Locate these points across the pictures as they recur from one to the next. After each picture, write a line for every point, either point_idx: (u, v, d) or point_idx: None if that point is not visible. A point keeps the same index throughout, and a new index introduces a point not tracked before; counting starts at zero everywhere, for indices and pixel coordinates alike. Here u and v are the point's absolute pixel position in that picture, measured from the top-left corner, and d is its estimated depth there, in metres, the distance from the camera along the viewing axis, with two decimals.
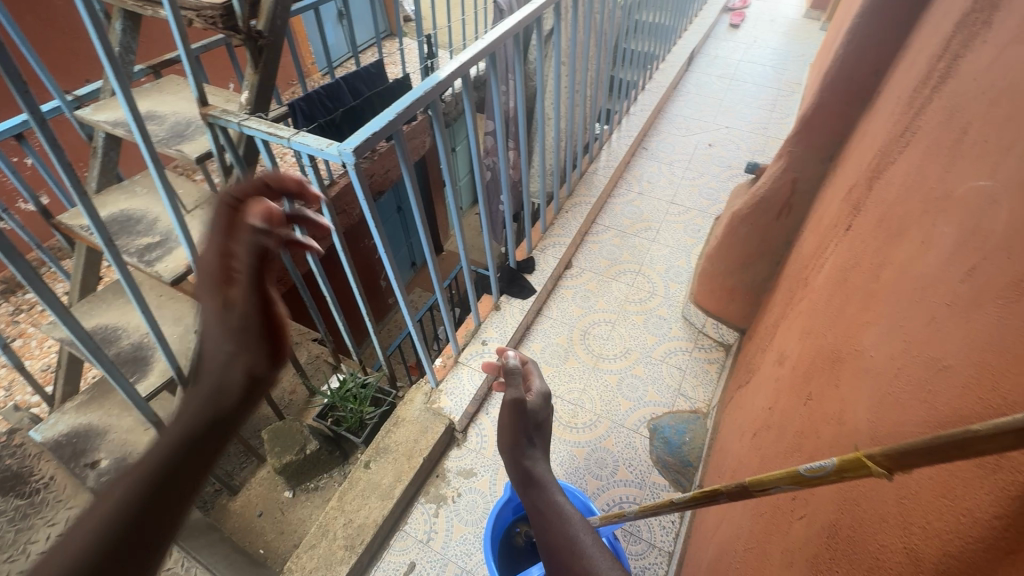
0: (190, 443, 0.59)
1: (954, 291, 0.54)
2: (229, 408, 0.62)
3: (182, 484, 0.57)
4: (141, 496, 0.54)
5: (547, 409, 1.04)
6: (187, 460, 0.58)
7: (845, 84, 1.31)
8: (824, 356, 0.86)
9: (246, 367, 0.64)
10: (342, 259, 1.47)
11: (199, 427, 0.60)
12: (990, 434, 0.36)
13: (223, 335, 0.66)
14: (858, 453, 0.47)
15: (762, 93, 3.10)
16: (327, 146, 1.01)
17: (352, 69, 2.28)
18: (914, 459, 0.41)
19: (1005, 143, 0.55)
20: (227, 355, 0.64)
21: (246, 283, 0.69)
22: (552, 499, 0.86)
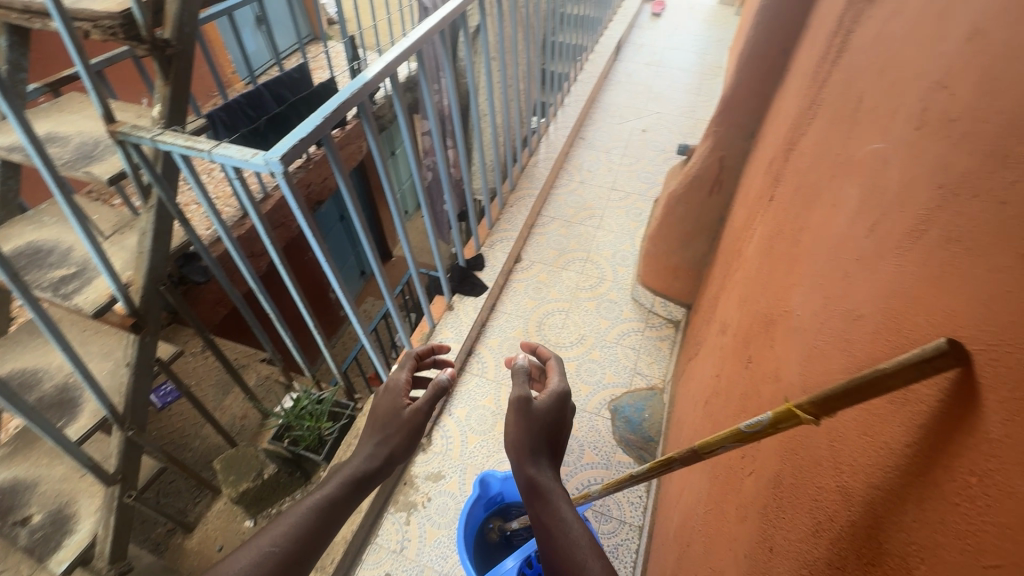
0: (360, 478, 0.85)
1: (862, 245, 0.58)
2: (379, 464, 0.88)
3: (346, 506, 0.81)
4: (331, 498, 0.80)
5: (561, 410, 0.97)
6: (355, 489, 0.83)
7: (758, 65, 1.39)
8: (760, 321, 0.91)
9: (393, 448, 0.92)
10: (282, 274, 1.41)
11: (368, 470, 0.86)
12: (894, 369, 0.39)
13: (387, 420, 0.95)
14: (789, 405, 0.51)
15: (687, 78, 3.23)
16: (251, 155, 0.96)
17: (274, 75, 2.19)
18: (834, 404, 0.45)
19: (893, 107, 0.60)
20: (386, 436, 0.92)
21: (419, 404, 0.98)
22: (557, 513, 0.77)
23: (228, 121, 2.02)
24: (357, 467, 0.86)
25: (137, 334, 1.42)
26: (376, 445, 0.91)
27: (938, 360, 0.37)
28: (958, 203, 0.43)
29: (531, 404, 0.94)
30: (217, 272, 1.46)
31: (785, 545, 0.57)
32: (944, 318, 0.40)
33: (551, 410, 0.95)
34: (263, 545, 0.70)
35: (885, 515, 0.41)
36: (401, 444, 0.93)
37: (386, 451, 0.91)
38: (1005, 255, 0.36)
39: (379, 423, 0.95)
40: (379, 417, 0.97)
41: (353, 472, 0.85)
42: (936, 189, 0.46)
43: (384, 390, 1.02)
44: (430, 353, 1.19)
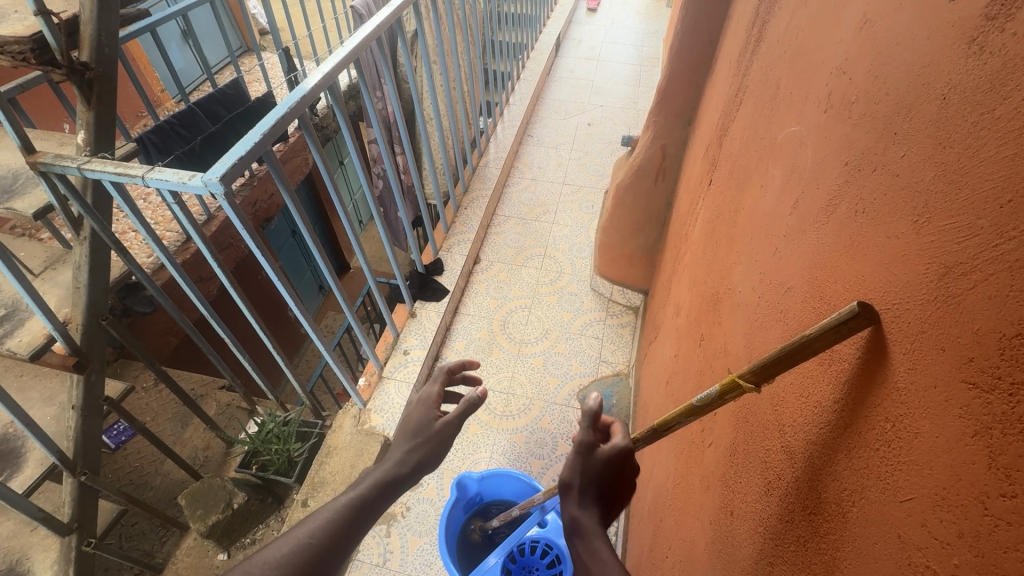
0: (388, 480, 0.85)
1: (788, 222, 0.63)
2: (406, 467, 0.89)
3: (373, 506, 0.82)
4: (360, 499, 0.81)
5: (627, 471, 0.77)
6: (384, 488, 0.84)
7: (688, 56, 1.45)
8: (708, 300, 0.96)
9: (424, 456, 0.91)
10: (234, 296, 1.36)
11: (398, 472, 0.87)
12: (817, 334, 0.43)
13: (418, 429, 0.94)
14: (733, 377, 0.55)
15: (626, 70, 3.32)
16: (189, 178, 0.93)
17: (205, 92, 2.11)
18: (769, 371, 0.49)
19: (805, 93, 0.65)
20: (415, 444, 0.91)
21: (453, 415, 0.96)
22: (598, 556, 0.64)
23: (161, 143, 1.94)
24: (388, 470, 0.87)
25: (80, 374, 1.34)
26: (406, 451, 0.90)
27: (853, 321, 0.41)
28: (860, 179, 0.47)
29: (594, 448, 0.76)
30: (163, 300, 1.40)
31: (744, 507, 0.61)
32: (857, 284, 0.44)
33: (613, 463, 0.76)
34: (301, 535, 0.70)
35: (822, 468, 0.45)
36: (430, 449, 0.92)
37: (415, 457, 0.90)
38: (898, 223, 0.40)
39: (410, 430, 0.94)
40: (409, 425, 0.95)
41: (385, 473, 0.86)
42: (844, 166, 0.51)
43: (416, 401, 1.00)
44: (462, 368, 1.10)
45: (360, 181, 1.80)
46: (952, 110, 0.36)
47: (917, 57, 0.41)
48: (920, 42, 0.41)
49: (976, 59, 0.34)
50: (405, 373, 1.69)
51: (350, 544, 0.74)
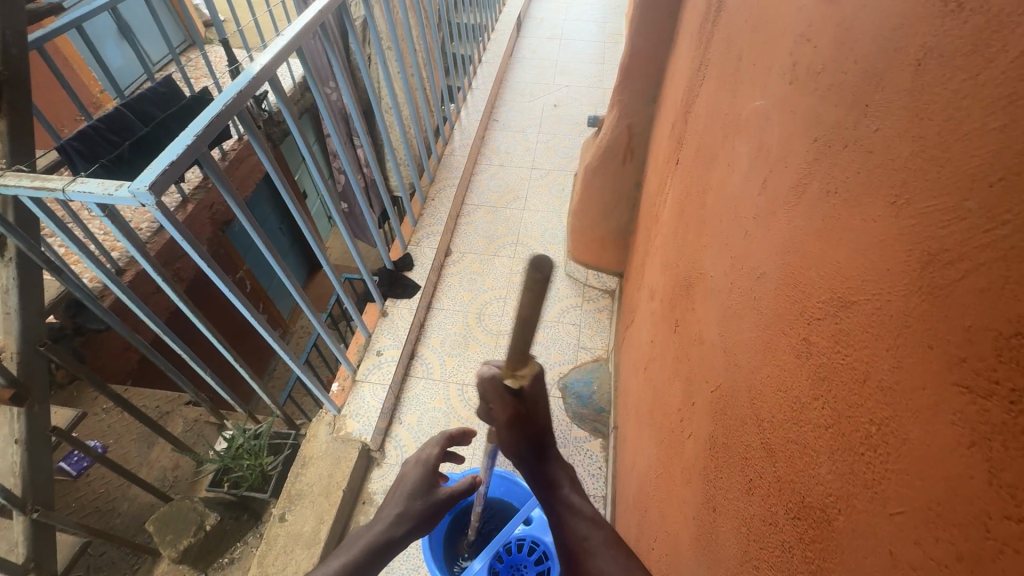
0: (379, 544, 0.84)
1: (757, 204, 0.60)
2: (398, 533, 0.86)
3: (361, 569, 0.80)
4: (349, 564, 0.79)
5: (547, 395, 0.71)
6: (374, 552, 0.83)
7: (648, 30, 1.41)
8: (681, 285, 0.93)
9: (416, 523, 0.89)
10: (187, 313, 1.27)
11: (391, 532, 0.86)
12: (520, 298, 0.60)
13: (416, 492, 0.91)
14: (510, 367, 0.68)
15: (590, 48, 3.25)
16: (116, 188, 0.85)
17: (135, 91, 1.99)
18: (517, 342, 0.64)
19: (767, 64, 0.61)
20: (412, 509, 0.89)
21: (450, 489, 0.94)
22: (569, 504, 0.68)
23: (87, 150, 1.84)
24: (379, 533, 0.85)
25: (21, 406, 1.25)
26: (401, 513, 0.88)
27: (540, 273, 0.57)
28: (830, 156, 0.44)
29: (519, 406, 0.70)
30: (110, 320, 1.30)
31: (726, 504, 0.58)
32: (831, 272, 0.41)
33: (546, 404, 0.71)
34: None
35: (804, 470, 0.42)
36: (421, 517, 0.90)
37: (411, 521, 0.88)
38: (873, 204, 0.37)
39: (408, 493, 0.91)
40: (406, 486, 0.93)
41: (376, 537, 0.84)
42: (812, 142, 0.47)
43: (413, 459, 0.97)
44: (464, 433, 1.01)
45: (319, 186, 1.67)
46: (927, 78, 0.32)
47: (887, 22, 0.38)
48: (888, 5, 0.38)
49: (954, 18, 0.30)
50: (380, 375, 1.64)
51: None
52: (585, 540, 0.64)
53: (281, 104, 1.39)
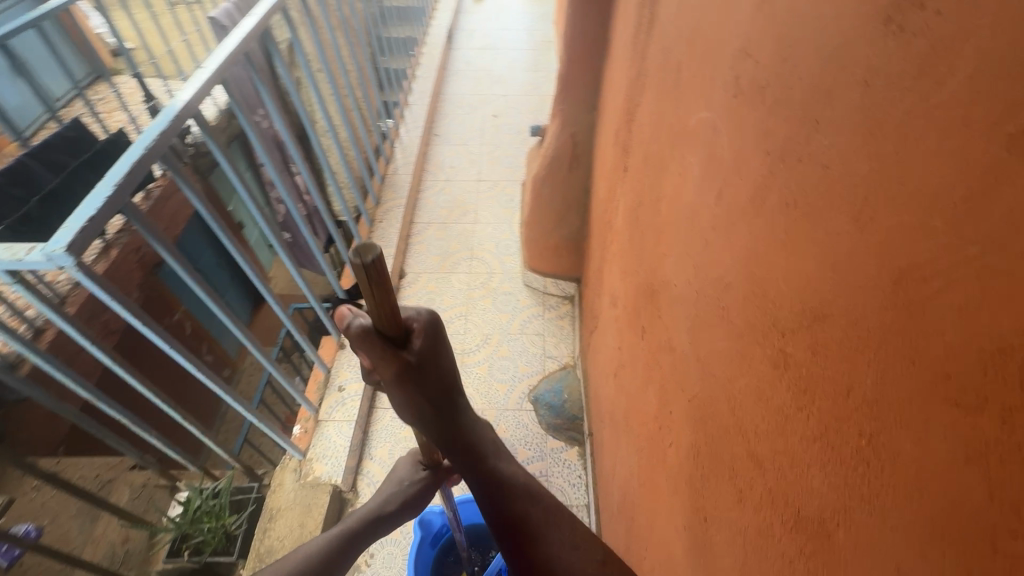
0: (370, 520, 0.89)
1: (714, 213, 0.61)
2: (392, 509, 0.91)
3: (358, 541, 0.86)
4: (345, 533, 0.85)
5: (438, 347, 0.60)
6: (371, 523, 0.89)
7: (581, 41, 1.43)
8: (643, 291, 0.94)
9: (409, 498, 0.93)
10: (121, 374, 1.17)
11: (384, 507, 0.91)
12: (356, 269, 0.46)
13: (405, 476, 0.95)
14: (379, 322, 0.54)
15: (522, 56, 3.28)
16: (26, 252, 0.76)
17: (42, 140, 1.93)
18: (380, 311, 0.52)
19: (709, 75, 0.63)
20: (402, 488, 0.93)
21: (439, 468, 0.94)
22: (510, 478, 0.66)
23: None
24: (373, 507, 0.91)
25: None
26: (390, 494, 0.93)
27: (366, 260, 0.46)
28: (786, 170, 0.44)
29: (411, 355, 0.57)
30: (32, 392, 1.20)
31: (717, 514, 0.59)
32: (800, 284, 0.42)
33: (442, 344, 0.61)
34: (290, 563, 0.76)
35: (797, 480, 0.42)
36: (414, 497, 0.93)
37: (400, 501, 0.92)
38: (837, 218, 0.37)
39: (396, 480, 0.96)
40: (396, 473, 0.97)
41: (372, 510, 0.91)
42: (765, 155, 0.48)
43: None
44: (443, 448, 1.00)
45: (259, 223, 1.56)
46: (878, 97, 0.33)
47: (828, 40, 0.39)
48: (827, 26, 0.39)
49: (897, 40, 0.32)
50: (344, 412, 1.58)
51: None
52: (524, 519, 0.61)
53: (208, 138, 1.30)
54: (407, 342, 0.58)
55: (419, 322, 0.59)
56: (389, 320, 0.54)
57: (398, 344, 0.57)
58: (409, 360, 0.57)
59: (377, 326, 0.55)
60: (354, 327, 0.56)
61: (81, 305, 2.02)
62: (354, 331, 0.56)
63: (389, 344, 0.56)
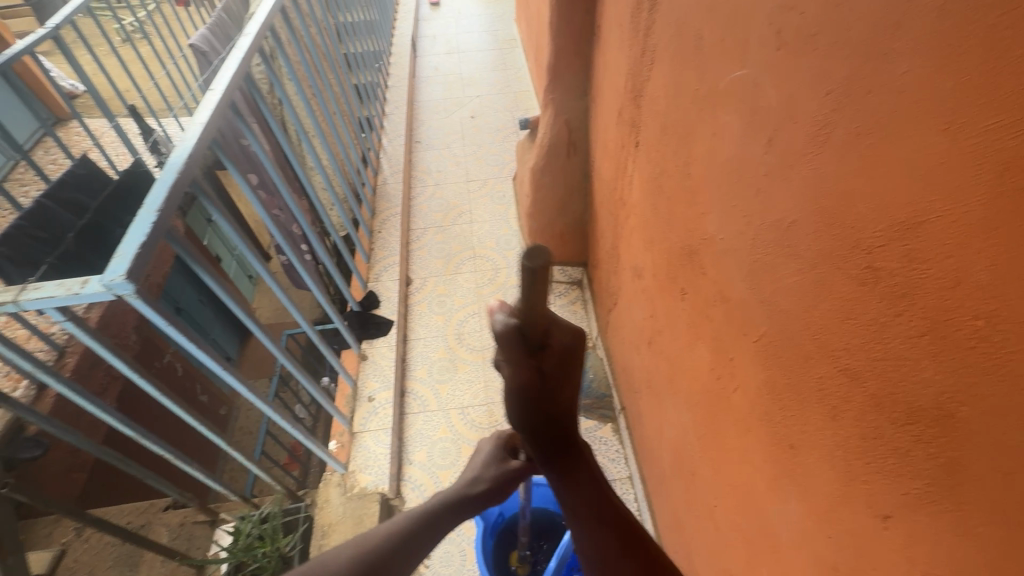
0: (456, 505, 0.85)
1: (766, 162, 0.65)
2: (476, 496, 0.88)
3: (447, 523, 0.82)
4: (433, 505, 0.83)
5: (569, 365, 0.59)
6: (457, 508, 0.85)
7: (569, 30, 1.48)
8: (679, 254, 0.98)
9: (492, 488, 0.92)
10: (167, 403, 1.18)
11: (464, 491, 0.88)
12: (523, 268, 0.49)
13: (490, 461, 0.96)
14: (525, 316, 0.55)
15: (488, 56, 3.31)
16: (78, 284, 0.76)
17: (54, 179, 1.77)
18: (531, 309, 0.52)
19: (742, 35, 0.67)
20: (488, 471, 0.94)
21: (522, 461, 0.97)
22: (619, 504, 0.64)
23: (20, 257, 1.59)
24: (457, 489, 0.89)
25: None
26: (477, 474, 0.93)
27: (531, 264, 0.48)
28: (853, 103, 0.49)
29: (542, 364, 0.57)
30: (68, 436, 1.18)
31: (805, 437, 0.63)
32: (883, 202, 0.46)
33: (571, 367, 0.59)
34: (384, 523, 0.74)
35: (903, 378, 0.47)
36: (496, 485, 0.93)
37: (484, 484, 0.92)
38: (921, 133, 0.42)
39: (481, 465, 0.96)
40: (481, 458, 0.98)
41: (456, 491, 0.89)
42: (826, 96, 0.53)
43: (490, 436, 1.03)
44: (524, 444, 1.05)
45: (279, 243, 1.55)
46: (955, 20, 0.38)
47: None
48: None
49: None
50: (379, 421, 1.58)
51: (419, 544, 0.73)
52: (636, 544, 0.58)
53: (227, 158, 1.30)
54: (542, 351, 0.57)
55: (563, 337, 0.57)
56: (534, 325, 0.54)
57: (537, 344, 0.56)
58: (539, 366, 0.57)
59: (522, 325, 0.55)
60: (498, 324, 0.55)
61: (82, 354, 1.95)
62: (495, 325, 0.56)
63: (526, 347, 0.56)
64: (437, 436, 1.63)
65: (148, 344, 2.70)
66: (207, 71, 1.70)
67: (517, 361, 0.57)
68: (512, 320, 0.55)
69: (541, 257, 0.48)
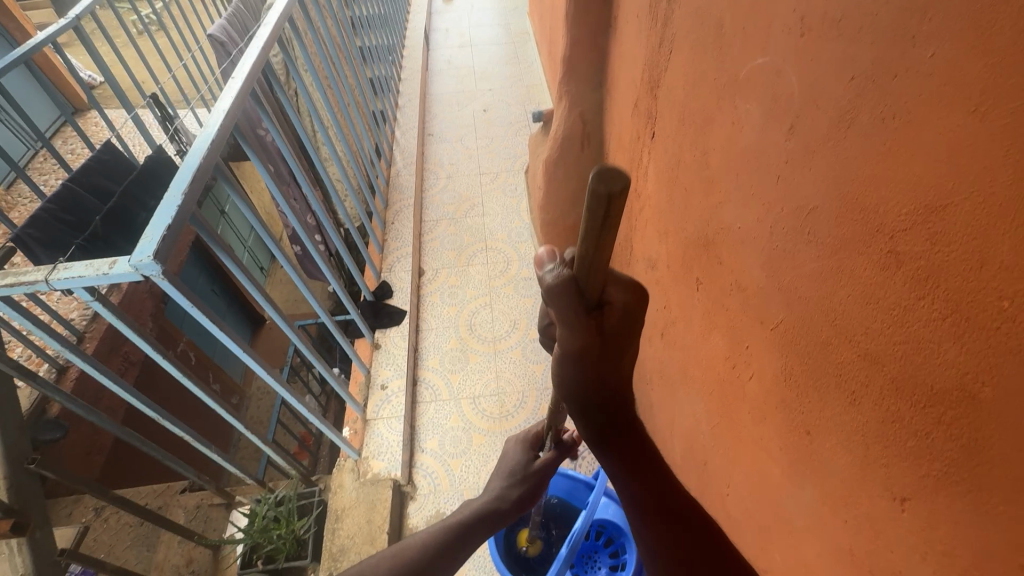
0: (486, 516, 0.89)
1: (786, 149, 0.65)
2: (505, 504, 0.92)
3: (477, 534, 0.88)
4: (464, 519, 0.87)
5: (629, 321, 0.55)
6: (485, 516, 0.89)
7: (585, 22, 1.48)
8: (694, 244, 0.99)
9: (521, 495, 0.95)
10: (188, 384, 1.21)
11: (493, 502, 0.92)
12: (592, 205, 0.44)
13: (516, 467, 0.98)
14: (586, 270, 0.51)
15: (501, 50, 3.30)
16: (109, 266, 0.78)
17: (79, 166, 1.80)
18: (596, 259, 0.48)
19: (764, 23, 0.68)
20: (516, 479, 0.96)
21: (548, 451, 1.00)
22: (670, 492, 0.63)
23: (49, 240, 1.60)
24: (487, 501, 0.92)
25: (23, 535, 1.25)
26: (504, 486, 0.95)
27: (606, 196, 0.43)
28: (878, 89, 0.49)
29: (602, 323, 0.54)
30: (93, 416, 1.21)
31: (822, 423, 0.64)
32: (908, 185, 0.47)
33: (631, 325, 0.56)
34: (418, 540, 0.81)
35: (924, 361, 0.47)
36: (523, 494, 0.95)
37: (514, 494, 0.94)
38: (948, 116, 0.42)
39: (507, 470, 0.98)
40: (509, 464, 0.99)
41: (486, 503, 0.92)
42: (850, 81, 0.53)
43: (513, 438, 1.04)
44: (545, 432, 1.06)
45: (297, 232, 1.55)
46: (986, 3, 0.38)
47: None
48: None
49: None
50: (391, 409, 1.60)
51: (439, 571, 0.78)
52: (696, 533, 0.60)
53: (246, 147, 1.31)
54: (603, 307, 0.54)
55: (618, 298, 0.54)
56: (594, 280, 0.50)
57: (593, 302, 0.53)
58: (598, 326, 0.54)
59: (577, 281, 0.51)
60: (551, 280, 0.51)
61: (100, 339, 1.99)
62: (549, 281, 0.52)
63: (587, 301, 0.52)
64: (449, 426, 1.65)
65: (163, 331, 2.75)
66: (225, 60, 1.71)
67: (576, 320, 0.53)
68: (567, 274, 0.51)
69: (620, 186, 0.43)
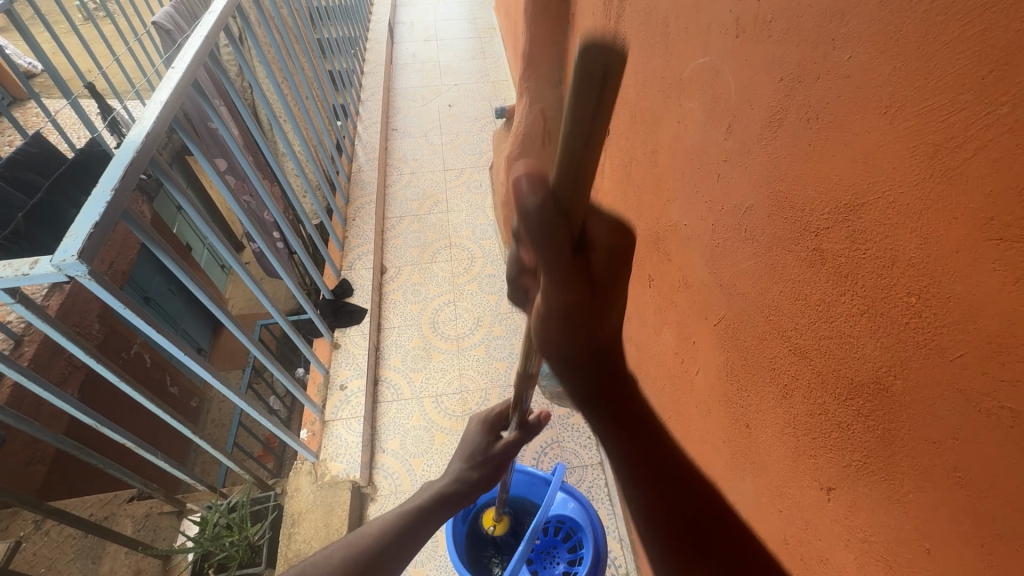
0: (443, 502, 0.85)
1: (725, 148, 0.66)
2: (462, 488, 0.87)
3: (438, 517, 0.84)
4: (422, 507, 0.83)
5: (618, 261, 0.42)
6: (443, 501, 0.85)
7: (544, 17, 1.47)
8: (646, 242, 1.00)
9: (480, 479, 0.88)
10: (128, 391, 1.14)
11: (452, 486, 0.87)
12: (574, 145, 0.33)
13: (475, 451, 0.91)
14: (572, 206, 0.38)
15: (466, 45, 3.27)
16: (29, 266, 0.73)
17: (6, 158, 1.79)
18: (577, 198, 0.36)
19: (704, 24, 0.68)
20: (474, 464, 0.89)
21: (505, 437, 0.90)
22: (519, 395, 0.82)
23: None
24: (444, 487, 0.87)
25: None
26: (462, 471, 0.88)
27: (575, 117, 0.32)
28: (804, 90, 0.50)
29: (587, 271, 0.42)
30: (24, 426, 1.13)
31: (759, 416, 0.65)
32: (831, 185, 0.48)
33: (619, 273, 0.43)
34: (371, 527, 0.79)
35: (846, 356, 0.48)
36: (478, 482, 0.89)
37: (468, 481, 0.88)
38: (864, 117, 0.43)
39: (467, 452, 0.91)
40: (468, 447, 0.93)
41: (441, 490, 0.87)
42: (779, 82, 0.54)
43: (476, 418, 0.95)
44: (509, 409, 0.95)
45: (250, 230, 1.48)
46: (895, 8, 0.39)
47: None
48: None
49: None
50: (351, 410, 1.57)
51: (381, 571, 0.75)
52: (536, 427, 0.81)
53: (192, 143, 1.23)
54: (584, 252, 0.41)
55: (601, 239, 0.42)
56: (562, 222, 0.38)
57: (576, 240, 0.40)
58: (584, 278, 0.42)
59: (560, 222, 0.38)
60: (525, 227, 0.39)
61: (40, 344, 1.88)
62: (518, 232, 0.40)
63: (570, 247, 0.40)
64: (410, 426, 1.63)
65: (112, 334, 2.62)
66: (171, 49, 1.64)
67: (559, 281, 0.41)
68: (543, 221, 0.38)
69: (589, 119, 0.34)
